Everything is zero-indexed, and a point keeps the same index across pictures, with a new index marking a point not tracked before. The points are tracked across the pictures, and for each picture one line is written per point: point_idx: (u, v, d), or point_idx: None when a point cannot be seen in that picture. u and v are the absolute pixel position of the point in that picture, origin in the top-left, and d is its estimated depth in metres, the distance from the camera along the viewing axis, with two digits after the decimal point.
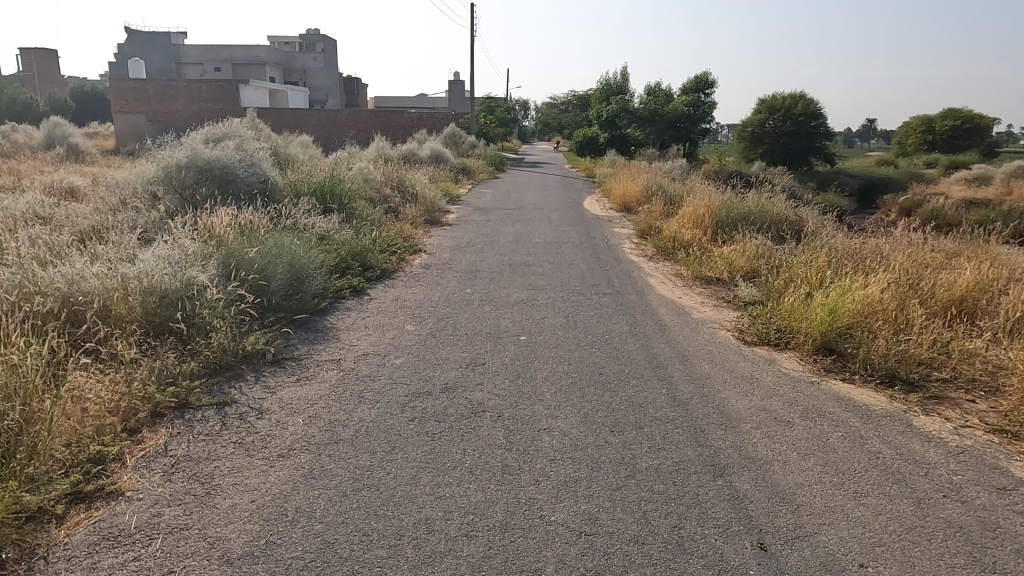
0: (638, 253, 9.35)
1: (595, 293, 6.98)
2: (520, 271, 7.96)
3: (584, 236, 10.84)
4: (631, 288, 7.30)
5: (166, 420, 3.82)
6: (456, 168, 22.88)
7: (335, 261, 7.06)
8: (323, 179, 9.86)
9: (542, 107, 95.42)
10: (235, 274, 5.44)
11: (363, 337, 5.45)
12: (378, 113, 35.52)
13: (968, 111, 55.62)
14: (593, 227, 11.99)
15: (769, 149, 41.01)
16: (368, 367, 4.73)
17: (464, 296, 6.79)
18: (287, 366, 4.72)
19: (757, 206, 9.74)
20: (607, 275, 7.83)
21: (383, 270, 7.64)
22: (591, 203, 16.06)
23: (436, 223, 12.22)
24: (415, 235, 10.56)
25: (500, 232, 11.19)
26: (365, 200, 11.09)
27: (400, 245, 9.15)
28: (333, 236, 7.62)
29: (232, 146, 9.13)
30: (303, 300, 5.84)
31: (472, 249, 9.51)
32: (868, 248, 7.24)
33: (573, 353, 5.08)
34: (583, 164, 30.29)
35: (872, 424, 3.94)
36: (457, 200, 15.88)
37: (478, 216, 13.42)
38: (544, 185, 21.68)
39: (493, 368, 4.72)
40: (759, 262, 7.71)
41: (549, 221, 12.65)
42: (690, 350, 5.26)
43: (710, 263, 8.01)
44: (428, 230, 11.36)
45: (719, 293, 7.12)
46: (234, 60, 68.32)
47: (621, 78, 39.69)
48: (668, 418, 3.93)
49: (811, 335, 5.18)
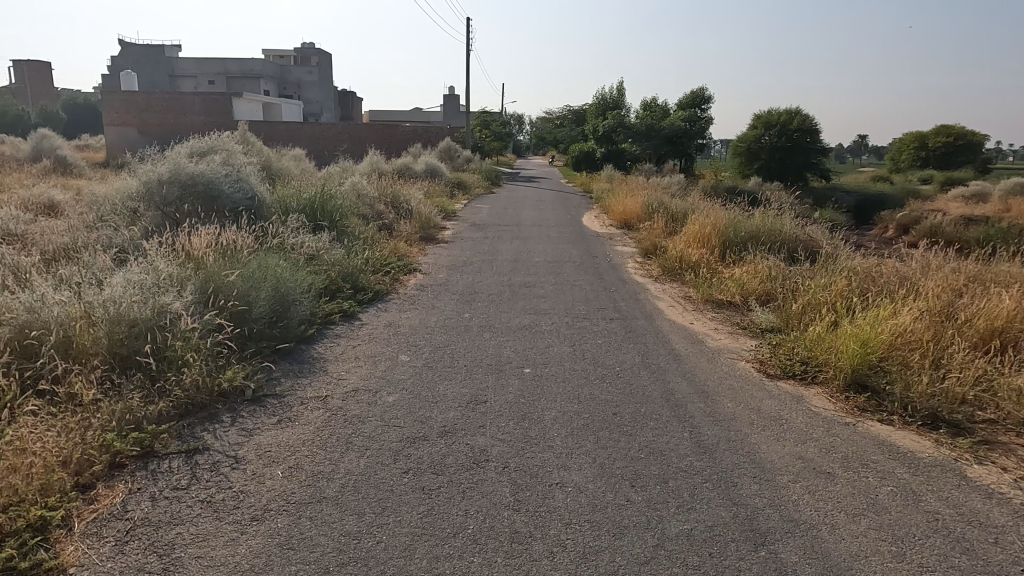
0: (643, 274, 8.95)
1: (602, 318, 6.56)
2: (521, 294, 7.54)
3: (585, 254, 10.43)
4: (639, 313, 6.87)
5: (126, 472, 3.36)
6: (451, 182, 22.51)
7: (324, 284, 6.61)
8: (313, 194, 9.42)
9: (536, 122, 95.64)
10: (213, 300, 4.98)
11: (353, 369, 5.00)
12: (372, 127, 35.21)
13: (960, 128, 55.86)
14: (594, 245, 11.59)
15: (765, 164, 40.83)
16: (357, 406, 4.27)
17: (462, 321, 6.36)
18: (267, 405, 4.26)
19: (767, 226, 9.36)
20: (612, 299, 7.41)
21: (375, 293, 7.20)
22: (589, 219, 15.69)
23: (432, 240, 11.79)
24: (410, 254, 10.14)
25: (498, 250, 10.77)
26: (357, 216, 10.67)
27: (394, 265, 8.71)
28: (323, 257, 7.19)
29: (218, 160, 8.70)
30: (288, 328, 5.40)
31: (470, 269, 9.08)
32: (889, 270, 6.84)
33: (582, 388, 4.64)
34: (579, 179, 30.00)
35: (923, 477, 3.51)
36: (453, 216, 15.48)
37: (475, 232, 13.02)
38: (541, 200, 21.33)
39: (496, 407, 4.27)
40: (773, 285, 7.31)
41: (548, 238, 12.25)
42: (709, 384, 4.82)
43: (721, 286, 7.60)
44: (422, 247, 10.94)
45: (733, 318, 6.70)
46: (228, 73, 68.09)
47: (616, 93, 39.55)
48: (694, 469, 3.49)
49: (841, 368, 4.75)
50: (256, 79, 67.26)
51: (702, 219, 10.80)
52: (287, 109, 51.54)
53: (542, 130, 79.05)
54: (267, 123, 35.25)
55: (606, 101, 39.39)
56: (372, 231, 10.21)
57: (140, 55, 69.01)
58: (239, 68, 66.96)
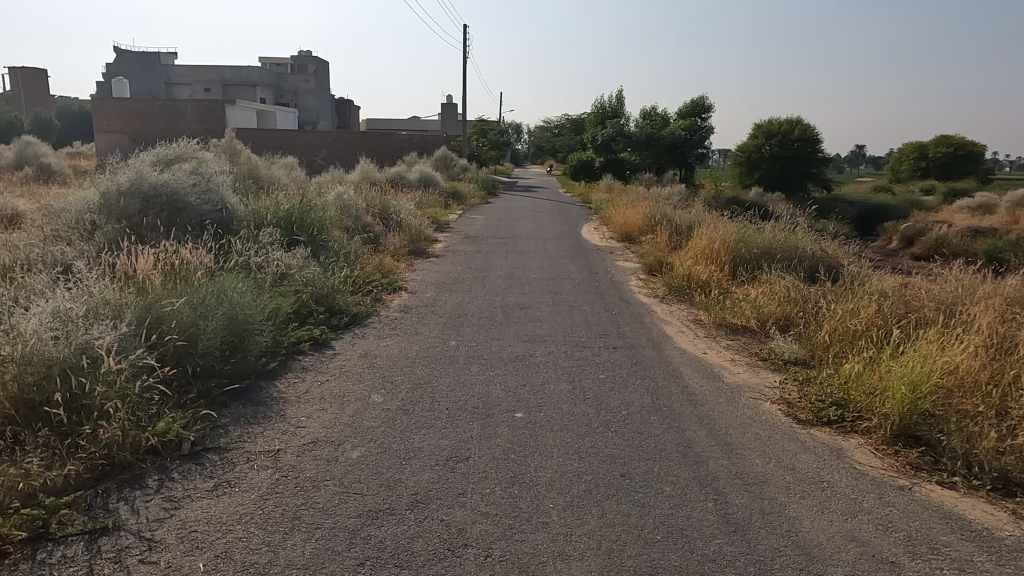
0: (648, 293, 8.26)
1: (605, 347, 5.85)
2: (515, 317, 6.84)
3: (585, 271, 9.74)
4: (646, 340, 6.17)
5: (6, 564, 2.64)
6: (446, 192, 21.83)
7: (293, 308, 5.90)
8: (292, 206, 8.71)
9: (534, 131, 95.29)
10: (154, 332, 4.27)
11: (315, 414, 4.27)
12: (367, 135, 34.57)
13: (960, 138, 55.45)
14: (594, 260, 10.90)
15: (766, 174, 40.19)
16: (314, 465, 3.56)
17: (447, 350, 5.65)
18: (205, 463, 3.54)
19: (780, 241, 8.68)
20: (616, 323, 6.71)
21: (352, 316, 6.49)
22: (588, 231, 15.03)
23: (421, 254, 11.09)
24: (396, 270, 9.43)
25: (492, 265, 10.07)
26: (341, 229, 9.98)
27: (376, 283, 8.01)
28: (295, 276, 6.48)
29: (187, 169, 8.00)
30: (243, 362, 4.69)
31: (460, 288, 8.37)
32: (923, 294, 6.15)
33: (584, 440, 3.93)
34: (578, 190, 29.37)
35: (1011, 567, 2.81)
36: (446, 228, 14.78)
37: (469, 246, 12.32)
38: (539, 210, 20.65)
39: (482, 465, 3.56)
40: (793, 309, 6.62)
41: (545, 252, 11.55)
42: (732, 433, 4.11)
43: (735, 309, 6.90)
44: (411, 262, 10.23)
45: (750, 348, 6.01)
46: (224, 81, 67.54)
47: (616, 101, 38.88)
48: (725, 558, 2.78)
49: (887, 416, 4.06)
50: (252, 87, 66.74)
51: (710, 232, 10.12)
52: (282, 116, 50.92)
53: (541, 139, 78.55)
54: (259, 130, 34.57)
55: (605, 109, 38.76)
56: (356, 246, 9.51)
57: (135, 62, 68.40)
58: (235, 76, 66.45)
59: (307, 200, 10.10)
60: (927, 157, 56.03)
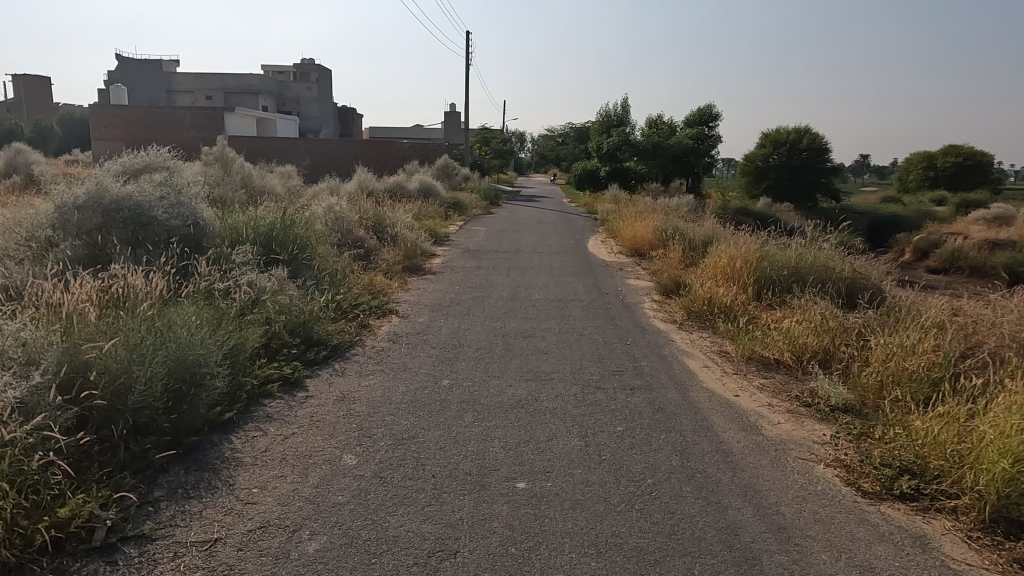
0: (664, 319, 7.46)
1: (621, 388, 5.06)
2: (518, 348, 6.06)
3: (593, 291, 8.95)
4: (667, 378, 5.37)
5: None
6: (446, 202, 21.07)
7: (261, 342, 5.12)
8: (273, 220, 7.95)
9: (537, 140, 94.80)
10: (74, 384, 3.49)
11: (271, 483, 3.48)
12: (367, 143, 33.93)
13: (968, 147, 54.76)
14: (602, 278, 10.11)
15: (773, 184, 39.38)
16: (258, 565, 2.76)
17: (438, 392, 4.87)
18: (118, 562, 2.75)
19: (809, 261, 7.89)
20: (631, 357, 5.91)
21: (332, 349, 5.72)
22: (595, 245, 14.26)
23: (417, 271, 10.31)
24: (388, 290, 8.65)
25: (493, 284, 9.28)
26: (328, 244, 9.20)
27: (363, 306, 7.22)
28: (267, 303, 5.71)
29: (155, 180, 7.24)
30: (190, 414, 3.91)
31: (456, 311, 7.59)
32: (986, 327, 5.33)
33: (602, 524, 3.13)
34: (583, 200, 28.63)
35: None
36: (445, 241, 14.02)
37: (468, 261, 11.54)
38: (542, 221, 19.87)
39: (472, 565, 2.77)
40: (833, 343, 5.82)
41: (550, 269, 10.76)
42: (786, 513, 3.31)
43: (766, 341, 6.09)
44: (404, 280, 9.46)
45: (789, 389, 5.21)
46: (225, 88, 67.13)
47: (621, 110, 38.18)
48: None
49: (981, 494, 3.24)
50: (254, 95, 66.32)
51: (730, 249, 9.32)
52: (282, 125, 50.36)
53: (544, 146, 77.97)
54: (257, 138, 33.96)
55: (611, 117, 38.02)
56: (345, 263, 8.75)
57: (137, 69, 68.08)
58: (237, 83, 66.04)
59: (292, 213, 9.33)
60: (935, 166, 55.30)
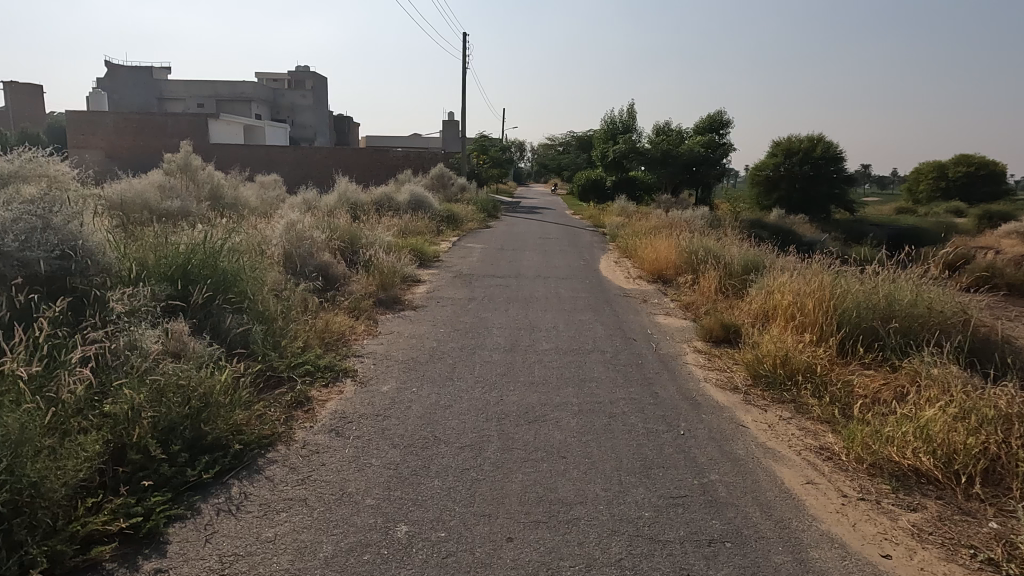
0: (721, 384, 5.45)
1: (690, 542, 3.04)
2: (520, 448, 4.05)
3: (617, 337, 6.95)
4: (761, 517, 3.33)
5: None
6: (439, 216, 19.08)
7: (93, 466, 3.09)
8: (192, 246, 5.93)
9: (537, 149, 93.20)
10: None
11: None
12: (359, 151, 32.28)
13: (981, 157, 53.08)
14: (623, 316, 8.10)
15: (785, 195, 37.54)
16: None
17: (384, 563, 2.83)
18: None
19: (909, 304, 5.90)
20: (694, 466, 3.88)
21: (231, 459, 3.69)
22: (608, 267, 12.30)
23: (393, 305, 8.29)
24: (351, 335, 6.65)
25: (487, 325, 7.26)
26: (276, 275, 7.19)
27: (303, 373, 5.21)
28: (133, 385, 3.70)
29: (21, 193, 5.26)
30: None
31: (435, 372, 5.58)
32: None
33: None
34: (588, 212, 26.68)
35: None
36: (434, 263, 12.02)
37: (459, 289, 9.55)
38: (545, 236, 17.91)
39: None
40: (1004, 449, 3.81)
41: (559, 302, 8.76)
42: None
43: (892, 435, 4.06)
44: (375, 318, 7.45)
45: (963, 539, 3.18)
46: (217, 96, 65.39)
47: (626, 117, 36.08)
48: None
49: None
50: (246, 102, 64.63)
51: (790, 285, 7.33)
52: (273, 132, 48.62)
53: (543, 156, 76.38)
54: (244, 148, 32.71)
55: (615, 125, 35.90)
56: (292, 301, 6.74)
57: (126, 76, 66.26)
58: (229, 91, 64.36)
59: (231, 235, 7.33)
60: (946, 176, 53.64)
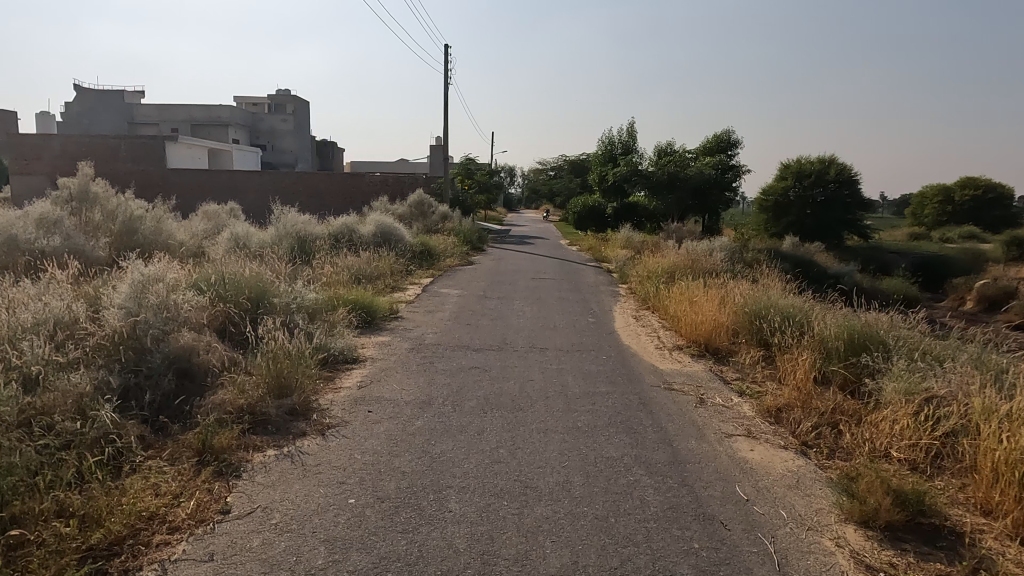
0: None
1: None
2: None
3: (689, 517, 3.57)
4: None
5: None
6: (409, 252, 15.72)
7: None
8: None
9: (525, 174, 90.62)
10: None
11: None
12: (335, 176, 29.26)
13: (988, 179, 50.78)
14: (682, 441, 4.74)
15: (796, 221, 34.47)
16: None
17: None
18: None
19: None
20: None
21: None
22: (624, 327, 8.98)
23: (286, 421, 4.90)
24: (152, 537, 3.23)
25: (439, 489, 3.84)
26: (18, 411, 3.76)
27: None
28: None
29: None
30: None
31: None
32: None
33: None
34: (586, 243, 23.49)
35: None
36: (386, 325, 8.65)
37: (410, 379, 6.19)
38: (538, 277, 14.60)
39: None
40: None
41: (567, 408, 5.39)
42: None
43: None
44: (234, 469, 4.06)
45: None
46: (193, 121, 62.25)
47: (626, 136, 32.75)
48: None
49: None
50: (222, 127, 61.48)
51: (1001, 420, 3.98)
52: (244, 158, 45.50)
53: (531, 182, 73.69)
54: (207, 174, 29.63)
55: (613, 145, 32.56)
56: (26, 472, 3.31)
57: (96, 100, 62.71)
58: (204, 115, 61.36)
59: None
60: (952, 200, 51.14)
